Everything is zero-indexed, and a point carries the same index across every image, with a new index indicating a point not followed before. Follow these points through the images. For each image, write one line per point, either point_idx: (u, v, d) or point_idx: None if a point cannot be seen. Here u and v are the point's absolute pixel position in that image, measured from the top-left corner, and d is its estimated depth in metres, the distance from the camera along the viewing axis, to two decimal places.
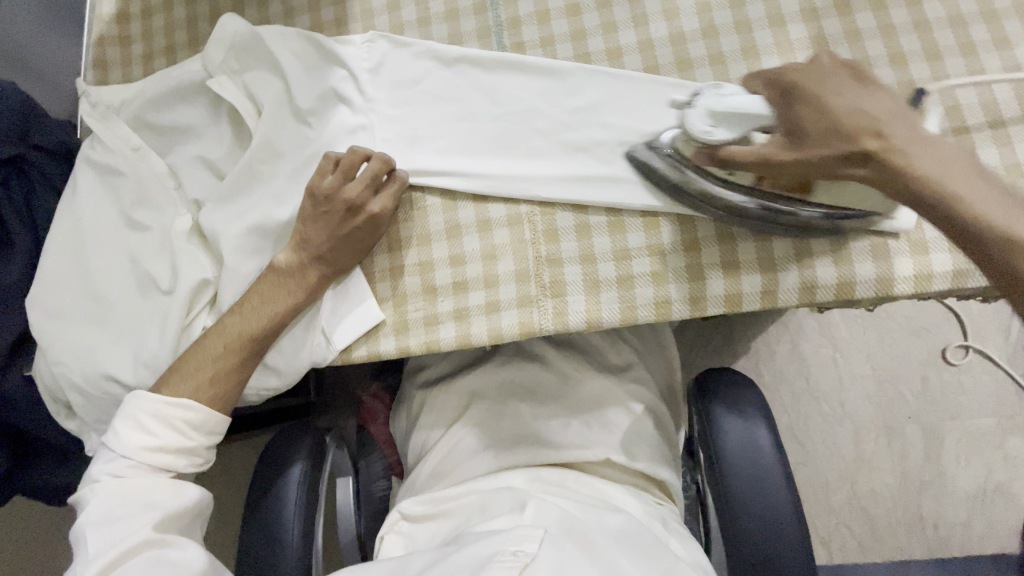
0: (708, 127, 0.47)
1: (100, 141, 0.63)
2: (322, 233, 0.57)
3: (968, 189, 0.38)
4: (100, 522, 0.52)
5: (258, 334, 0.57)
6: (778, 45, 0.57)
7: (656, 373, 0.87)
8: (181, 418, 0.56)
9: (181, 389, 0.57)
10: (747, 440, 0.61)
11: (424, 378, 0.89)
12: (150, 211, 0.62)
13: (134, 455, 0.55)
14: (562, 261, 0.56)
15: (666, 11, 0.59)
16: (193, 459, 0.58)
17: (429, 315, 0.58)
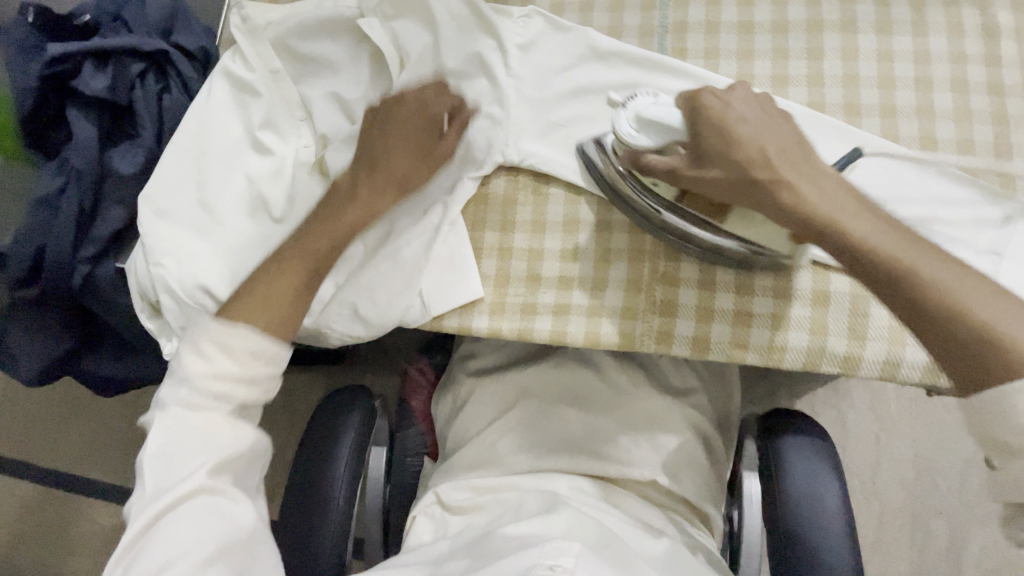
0: (634, 130, 0.49)
1: (241, 54, 0.63)
2: (406, 163, 0.56)
3: (854, 220, 0.42)
4: (152, 459, 0.44)
5: (331, 243, 0.55)
6: (956, 112, 0.54)
7: (716, 402, 0.82)
8: (247, 349, 0.46)
9: (236, 317, 0.48)
10: (813, 484, 0.57)
11: (475, 367, 0.86)
12: (275, 137, 0.62)
13: (192, 380, 0.45)
14: (678, 281, 0.54)
15: (844, 51, 0.56)
16: (254, 389, 0.47)
17: (528, 303, 0.57)
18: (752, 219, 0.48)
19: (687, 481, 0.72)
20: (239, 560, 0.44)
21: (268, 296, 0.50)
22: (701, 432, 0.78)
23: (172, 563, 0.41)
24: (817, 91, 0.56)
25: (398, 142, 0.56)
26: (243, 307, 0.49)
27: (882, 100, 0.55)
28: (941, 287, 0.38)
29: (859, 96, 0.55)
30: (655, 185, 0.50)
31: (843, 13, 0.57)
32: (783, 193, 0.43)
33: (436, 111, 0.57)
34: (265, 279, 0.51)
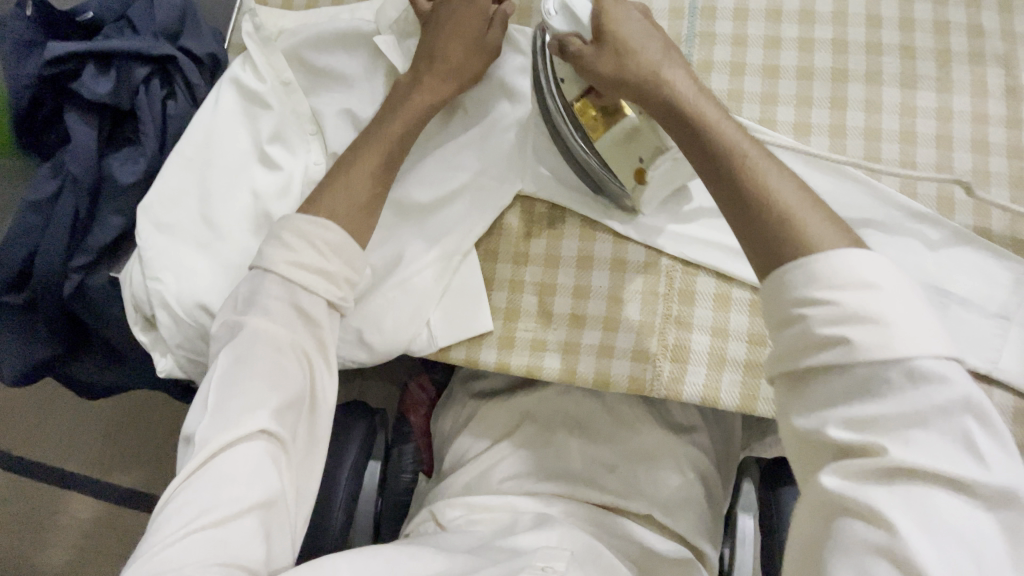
0: (552, 10, 0.48)
1: (252, 63, 0.60)
2: (419, 112, 0.56)
3: (733, 136, 0.43)
4: (223, 378, 0.48)
5: (375, 187, 0.55)
6: (975, 173, 0.54)
7: (718, 443, 0.82)
8: (322, 238, 0.52)
9: (318, 208, 0.54)
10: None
11: (479, 387, 0.85)
12: (284, 151, 0.60)
13: (276, 267, 0.50)
14: (691, 326, 0.54)
15: (867, 102, 0.56)
16: (332, 288, 0.52)
17: (537, 339, 0.56)
18: (616, 150, 0.52)
19: (681, 517, 0.73)
20: (270, 515, 0.46)
21: (348, 182, 0.55)
22: (699, 469, 0.77)
23: (228, 487, 0.45)
24: (839, 141, 0.55)
25: (439, 43, 0.55)
26: (324, 205, 0.54)
27: (903, 155, 0.54)
28: (766, 193, 0.41)
29: (881, 150, 0.55)
30: (563, 82, 0.52)
31: (868, 63, 0.57)
32: (665, 92, 0.45)
33: (471, 69, 0.56)
34: (346, 166, 0.55)
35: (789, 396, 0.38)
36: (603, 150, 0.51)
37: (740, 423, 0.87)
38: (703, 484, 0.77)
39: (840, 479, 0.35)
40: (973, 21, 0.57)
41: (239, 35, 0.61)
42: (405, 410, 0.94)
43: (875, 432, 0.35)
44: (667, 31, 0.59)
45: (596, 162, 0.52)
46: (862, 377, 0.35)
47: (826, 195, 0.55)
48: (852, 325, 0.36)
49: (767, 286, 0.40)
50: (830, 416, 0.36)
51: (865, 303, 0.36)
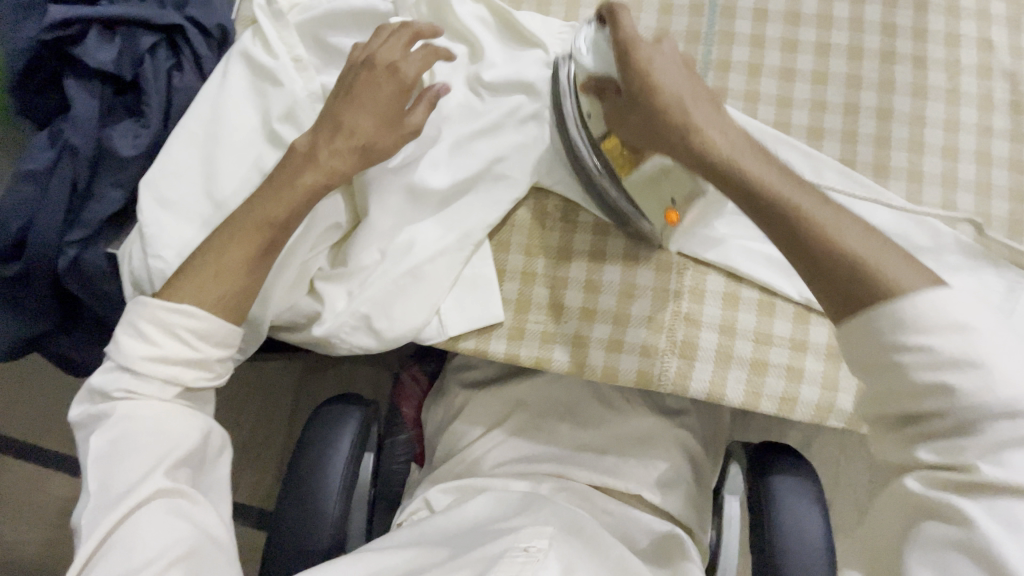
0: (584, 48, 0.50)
1: (263, 37, 0.59)
2: (312, 192, 0.52)
3: (787, 187, 0.42)
4: (112, 448, 0.44)
5: (253, 276, 0.50)
6: (977, 185, 0.55)
7: (707, 427, 0.84)
8: (186, 327, 0.47)
9: (179, 294, 0.49)
10: (797, 515, 0.56)
11: (471, 379, 0.86)
12: (293, 131, 0.58)
13: (134, 366, 0.45)
14: (700, 324, 0.55)
15: (879, 110, 0.57)
16: (202, 372, 0.48)
17: (548, 331, 0.56)
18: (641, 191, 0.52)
19: (672, 496, 0.74)
20: (196, 564, 0.41)
21: (219, 269, 0.50)
22: (690, 453, 0.80)
23: (128, 559, 0.39)
24: (850, 147, 0.56)
25: (351, 113, 0.52)
26: (187, 290, 0.49)
27: (911, 164, 0.56)
28: (898, 289, 0.37)
29: (889, 158, 0.56)
30: (590, 117, 0.51)
31: (882, 72, 0.58)
32: (693, 133, 0.44)
33: (383, 146, 0.53)
34: (216, 250, 0.50)
35: (889, 431, 0.37)
36: (632, 191, 0.52)
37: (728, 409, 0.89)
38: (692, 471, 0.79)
39: (925, 484, 0.34)
40: (983, 36, 0.59)
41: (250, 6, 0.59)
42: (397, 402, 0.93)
43: (975, 457, 0.33)
44: (687, 27, 0.59)
45: (627, 203, 0.53)
46: (957, 423, 0.34)
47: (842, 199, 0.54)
48: (918, 327, 0.35)
49: (848, 330, 0.38)
50: (919, 442, 0.35)
51: (965, 347, 0.34)
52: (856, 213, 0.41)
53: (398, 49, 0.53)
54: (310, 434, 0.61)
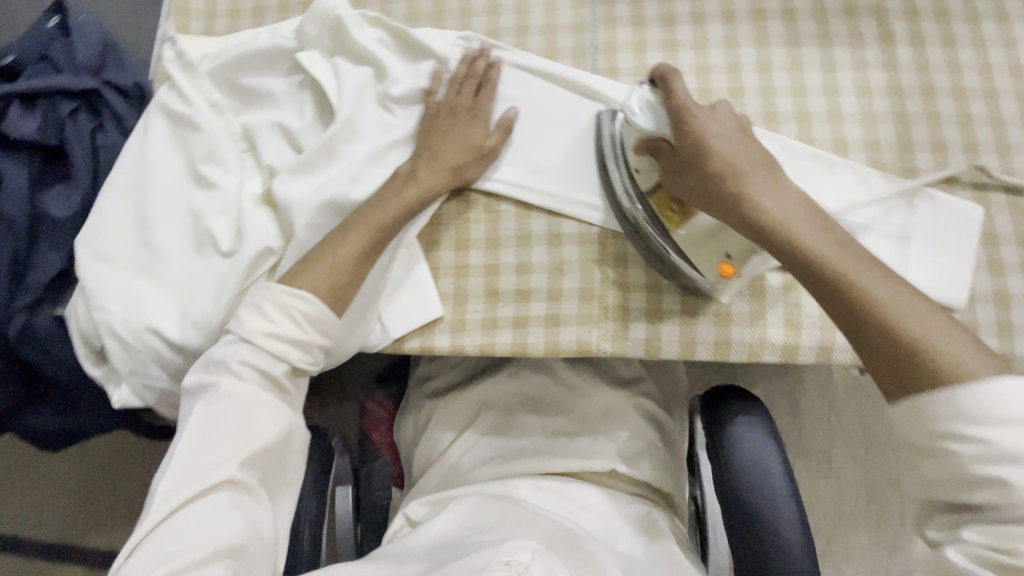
0: (637, 108, 0.52)
1: (178, 90, 0.62)
2: (412, 203, 0.56)
3: (823, 246, 0.44)
4: (199, 430, 0.47)
5: (361, 252, 0.55)
6: (863, 115, 0.59)
7: (665, 388, 0.87)
8: (299, 308, 0.51)
9: (300, 282, 0.53)
10: (754, 454, 0.58)
11: (433, 388, 0.87)
12: (219, 170, 0.61)
13: (253, 339, 0.50)
14: (628, 287, 0.57)
15: (760, 63, 0.61)
16: (304, 356, 0.52)
17: (488, 318, 0.58)
18: (697, 244, 0.53)
19: (643, 464, 0.75)
20: (240, 565, 0.44)
21: (332, 263, 0.54)
22: (655, 419, 0.81)
23: (183, 539, 0.43)
24: (739, 101, 0.60)
25: (436, 139, 0.58)
26: (305, 279, 0.53)
27: (797, 107, 0.59)
28: (935, 349, 0.40)
29: (777, 105, 0.60)
30: (637, 173, 0.55)
31: (756, 29, 0.62)
32: (746, 201, 0.46)
33: (472, 171, 0.58)
34: (330, 249, 0.55)
35: (930, 510, 0.40)
36: (655, 207, 0.55)
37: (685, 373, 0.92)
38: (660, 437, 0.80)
39: (968, 558, 0.36)
40: None
41: (161, 63, 0.63)
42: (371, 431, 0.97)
43: (1014, 540, 0.35)
44: (572, 18, 0.64)
45: (642, 211, 0.55)
46: (999, 504, 0.36)
47: None
48: (977, 418, 0.37)
49: (900, 409, 0.40)
50: (968, 524, 0.37)
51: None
52: (892, 275, 0.44)
53: (484, 100, 0.60)
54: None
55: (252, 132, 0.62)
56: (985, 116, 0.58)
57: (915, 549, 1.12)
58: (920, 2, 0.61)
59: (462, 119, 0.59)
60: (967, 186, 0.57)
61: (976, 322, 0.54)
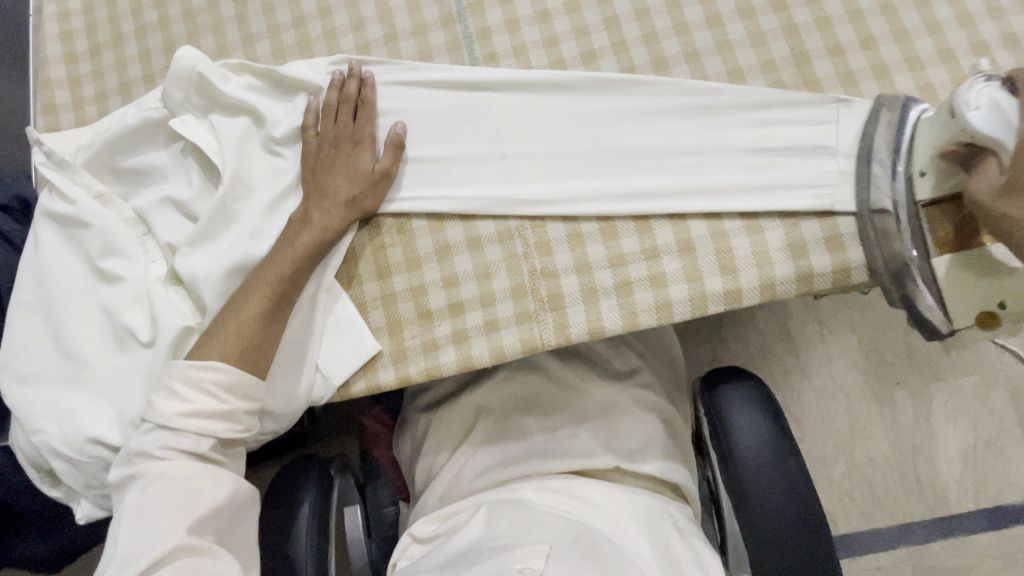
0: (973, 104, 0.43)
1: (58, 190, 0.60)
2: (309, 249, 0.54)
3: None
4: (135, 517, 0.47)
5: (263, 308, 0.53)
6: (751, 37, 0.56)
7: (664, 377, 0.83)
8: (212, 380, 0.51)
9: (209, 353, 0.52)
10: (747, 430, 0.61)
11: (429, 399, 0.83)
12: (123, 262, 0.59)
13: (170, 422, 0.50)
14: (558, 273, 0.55)
15: (636, 12, 0.58)
16: (232, 425, 0.52)
17: (427, 341, 0.56)
18: (963, 281, 0.47)
19: (651, 455, 0.72)
20: None
21: (237, 325, 0.53)
22: (658, 410, 0.77)
23: None
24: (624, 56, 0.58)
25: (323, 177, 0.56)
26: (213, 346, 0.52)
27: (683, 48, 0.57)
28: None
29: (662, 49, 0.57)
30: (921, 178, 0.48)
31: None
32: None
33: (368, 202, 0.56)
34: (234, 309, 0.53)
35: None
36: (942, 271, 0.48)
37: (678, 348, 0.88)
38: (664, 425, 0.76)
39: None
40: None
41: (35, 168, 0.61)
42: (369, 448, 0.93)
43: None
44: (438, 14, 0.61)
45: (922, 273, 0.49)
46: None
47: (627, 108, 0.56)
48: None
49: None
50: None
51: None
52: None
53: (367, 125, 0.58)
54: (267, 502, 0.59)
55: (145, 213, 0.60)
56: (873, 6, 0.56)
57: (937, 443, 1.11)
58: None
59: (346, 149, 0.57)
60: (873, 83, 0.54)
61: None
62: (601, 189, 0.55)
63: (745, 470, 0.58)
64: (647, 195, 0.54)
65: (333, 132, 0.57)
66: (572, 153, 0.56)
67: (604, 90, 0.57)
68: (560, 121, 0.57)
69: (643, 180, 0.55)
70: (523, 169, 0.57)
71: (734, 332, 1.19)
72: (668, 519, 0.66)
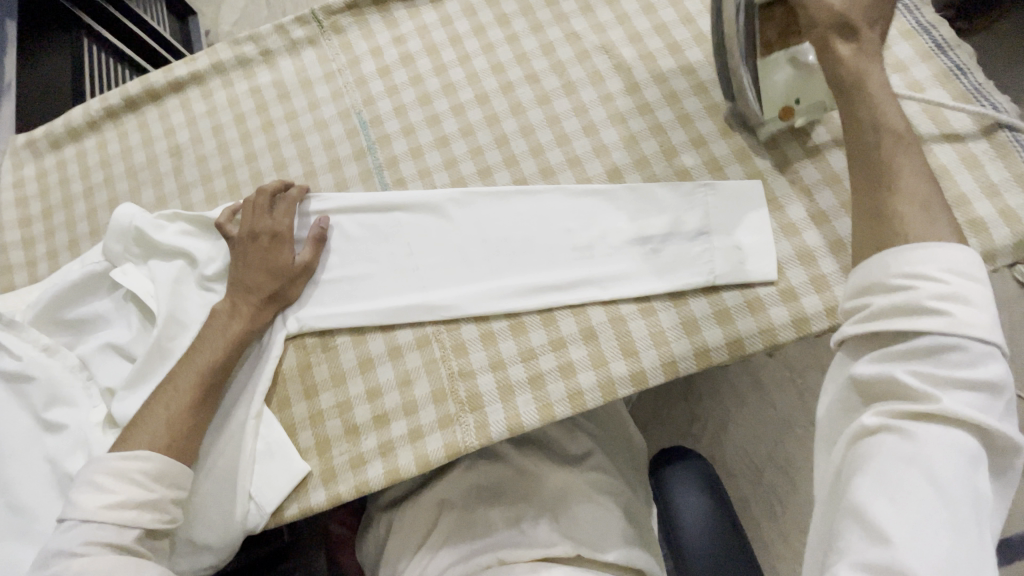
0: None
1: (3, 348, 0.64)
2: (237, 343, 0.58)
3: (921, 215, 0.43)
4: None
5: (195, 401, 0.56)
6: (624, 140, 0.63)
7: (621, 460, 0.82)
8: (140, 469, 0.53)
9: (137, 443, 0.54)
10: (693, 513, 0.60)
11: (390, 499, 0.82)
12: (66, 409, 0.62)
13: (92, 516, 0.50)
14: (474, 373, 0.58)
15: (522, 129, 0.65)
16: (158, 515, 0.53)
17: (355, 456, 0.57)
18: (772, 75, 0.54)
19: (612, 542, 0.70)
20: None
21: (168, 417, 0.55)
22: (614, 492, 0.76)
23: None
24: (516, 168, 0.64)
25: (246, 272, 0.60)
26: (142, 437, 0.54)
27: (565, 155, 0.63)
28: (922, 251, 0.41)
29: (548, 159, 0.64)
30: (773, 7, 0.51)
31: (509, 100, 0.67)
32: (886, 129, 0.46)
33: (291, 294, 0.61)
34: (164, 399, 0.56)
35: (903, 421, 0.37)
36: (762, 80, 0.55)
37: (635, 429, 0.89)
38: (623, 509, 0.75)
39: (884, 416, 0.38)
40: (568, 31, 0.68)
41: None
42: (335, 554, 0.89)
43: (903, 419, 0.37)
44: (351, 149, 0.69)
45: (750, 78, 0.56)
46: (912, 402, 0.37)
47: (522, 215, 0.61)
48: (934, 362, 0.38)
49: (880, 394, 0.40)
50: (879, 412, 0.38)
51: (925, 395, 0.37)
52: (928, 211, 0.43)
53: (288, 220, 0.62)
54: None
55: (88, 359, 0.64)
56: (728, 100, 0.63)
57: None
58: (640, 24, 0.67)
59: (271, 247, 0.61)
60: (738, 167, 0.60)
61: (791, 287, 0.55)
62: (504, 287, 0.59)
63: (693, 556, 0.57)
64: (547, 290, 0.58)
65: (252, 225, 0.61)
66: (475, 258, 0.61)
67: (502, 198, 0.62)
68: (463, 233, 0.62)
69: (542, 275, 0.59)
70: (433, 279, 0.61)
71: (706, 389, 1.19)
72: None
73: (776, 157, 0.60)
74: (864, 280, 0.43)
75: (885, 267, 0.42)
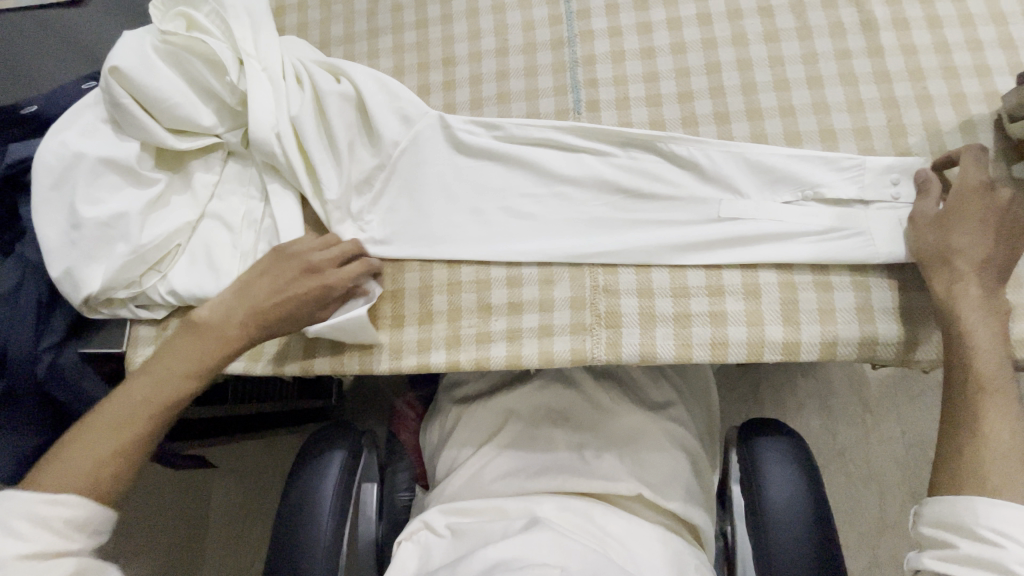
0: None
1: (176, 54, 0.62)
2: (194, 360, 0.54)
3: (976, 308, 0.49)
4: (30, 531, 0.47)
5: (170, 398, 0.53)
6: (849, 104, 0.59)
7: (696, 417, 0.81)
8: (62, 517, 0.46)
9: (64, 482, 0.48)
10: (788, 487, 0.58)
11: (462, 394, 0.83)
12: (202, 163, 0.65)
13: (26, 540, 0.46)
14: (619, 293, 0.57)
15: (739, 61, 0.61)
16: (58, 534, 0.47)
17: (482, 332, 0.58)
18: None
19: (673, 494, 0.70)
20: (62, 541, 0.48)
21: (107, 428, 0.51)
22: (685, 449, 0.75)
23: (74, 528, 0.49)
24: (720, 100, 0.60)
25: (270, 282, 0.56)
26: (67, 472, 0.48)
27: (780, 103, 0.59)
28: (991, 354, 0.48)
29: (759, 101, 0.60)
30: None
31: (733, 28, 0.62)
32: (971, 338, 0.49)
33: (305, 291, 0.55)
34: (119, 398, 0.52)
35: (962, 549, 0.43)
36: None
37: (714, 389, 0.87)
38: (690, 462, 0.74)
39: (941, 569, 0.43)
40: None
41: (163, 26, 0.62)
42: (395, 430, 0.92)
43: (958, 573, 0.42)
44: (550, 36, 0.66)
45: None
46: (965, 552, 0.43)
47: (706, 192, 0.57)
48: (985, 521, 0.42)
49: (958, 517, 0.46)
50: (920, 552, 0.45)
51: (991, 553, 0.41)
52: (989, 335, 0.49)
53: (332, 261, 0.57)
54: (299, 460, 0.64)
55: (297, 123, 0.61)
56: (977, 92, 0.58)
57: None
58: None
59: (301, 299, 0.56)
60: None
61: None
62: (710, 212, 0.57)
63: (773, 522, 0.57)
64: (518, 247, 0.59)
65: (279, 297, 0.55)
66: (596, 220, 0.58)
67: None
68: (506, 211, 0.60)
69: (764, 224, 0.55)
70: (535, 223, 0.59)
71: (777, 396, 1.14)
72: (693, 562, 0.65)
73: (1001, 175, 0.56)
74: (946, 515, 0.45)
75: (972, 513, 0.43)
